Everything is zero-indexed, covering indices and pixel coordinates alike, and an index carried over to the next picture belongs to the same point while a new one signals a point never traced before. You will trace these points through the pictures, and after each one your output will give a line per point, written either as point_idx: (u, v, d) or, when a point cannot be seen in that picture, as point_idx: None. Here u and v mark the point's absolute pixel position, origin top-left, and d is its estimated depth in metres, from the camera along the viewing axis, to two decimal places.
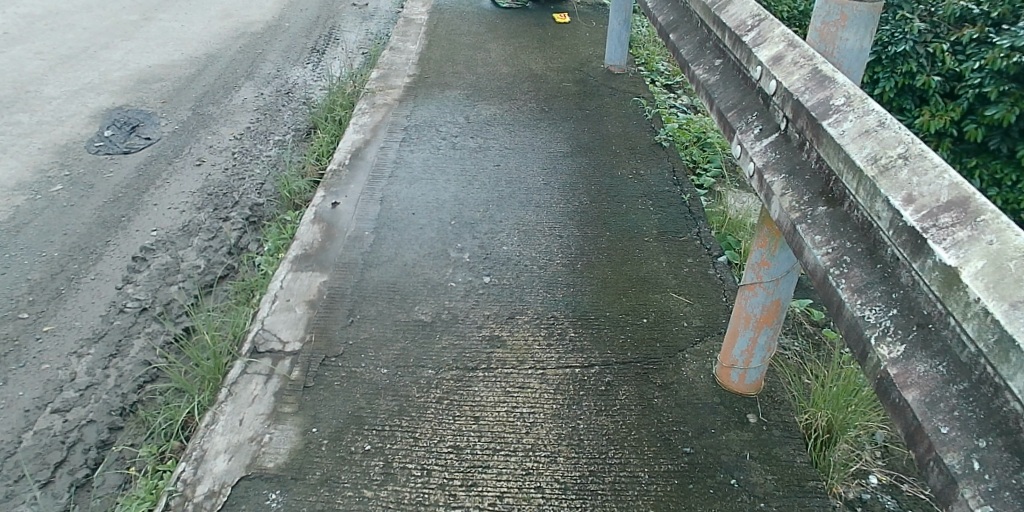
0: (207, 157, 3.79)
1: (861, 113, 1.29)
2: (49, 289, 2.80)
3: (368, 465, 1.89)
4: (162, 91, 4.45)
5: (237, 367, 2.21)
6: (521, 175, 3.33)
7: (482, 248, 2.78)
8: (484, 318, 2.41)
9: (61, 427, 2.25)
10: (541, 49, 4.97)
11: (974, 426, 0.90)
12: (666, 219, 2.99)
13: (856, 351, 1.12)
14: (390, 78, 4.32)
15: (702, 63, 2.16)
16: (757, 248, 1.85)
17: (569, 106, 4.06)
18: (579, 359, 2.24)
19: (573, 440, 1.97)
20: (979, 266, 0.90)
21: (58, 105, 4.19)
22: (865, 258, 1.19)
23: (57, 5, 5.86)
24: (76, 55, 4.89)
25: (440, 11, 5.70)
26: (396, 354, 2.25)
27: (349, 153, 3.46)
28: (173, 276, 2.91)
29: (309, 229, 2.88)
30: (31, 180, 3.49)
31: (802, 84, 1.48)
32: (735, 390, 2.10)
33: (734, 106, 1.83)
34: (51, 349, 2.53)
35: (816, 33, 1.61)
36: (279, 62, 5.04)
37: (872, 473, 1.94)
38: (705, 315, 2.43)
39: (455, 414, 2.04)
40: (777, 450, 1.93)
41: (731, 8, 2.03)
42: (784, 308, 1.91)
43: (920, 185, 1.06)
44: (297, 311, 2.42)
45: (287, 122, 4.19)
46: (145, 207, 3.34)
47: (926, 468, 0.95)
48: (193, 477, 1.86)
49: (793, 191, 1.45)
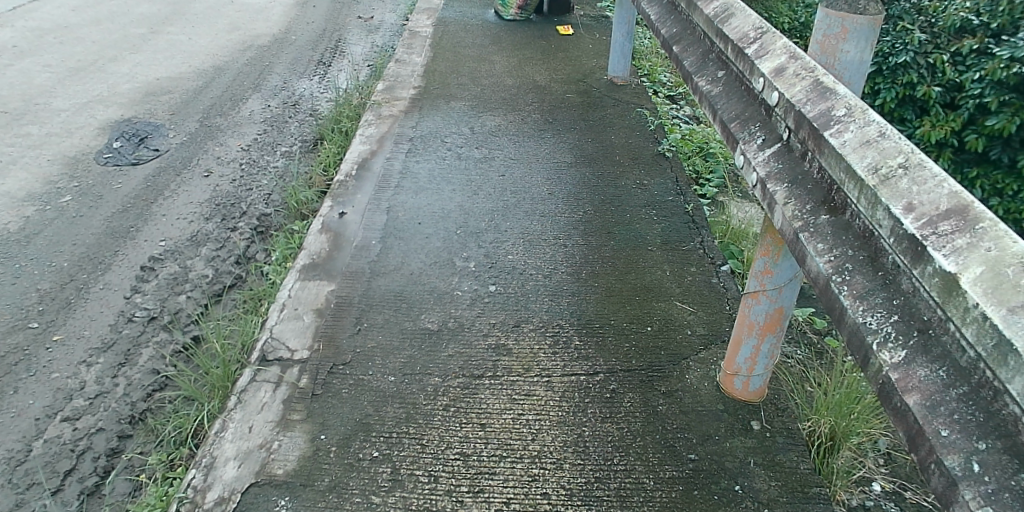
0: (215, 168, 3.83)
1: (862, 124, 1.31)
2: (59, 299, 2.84)
3: (375, 472, 1.91)
4: (170, 103, 4.51)
5: (246, 375, 2.23)
6: (526, 185, 3.36)
7: (488, 257, 2.81)
8: (490, 326, 2.43)
9: (71, 435, 2.27)
10: (544, 60, 5.02)
11: (974, 429, 0.92)
12: (670, 229, 3.02)
13: (857, 357, 1.15)
14: (395, 90, 4.37)
15: (705, 74, 2.19)
16: (759, 256, 1.88)
17: (573, 117, 4.10)
18: (584, 367, 2.26)
19: (579, 446, 1.98)
20: (978, 272, 0.92)
21: (67, 117, 4.25)
22: (866, 265, 1.21)
23: (66, 19, 5.95)
24: (85, 67, 4.96)
25: (444, 24, 5.77)
26: (403, 362, 2.27)
27: (356, 163, 3.49)
28: (181, 286, 2.94)
29: (316, 239, 2.91)
30: (41, 191, 3.53)
31: (804, 96, 1.51)
32: (740, 398, 2.12)
33: (736, 116, 1.86)
34: (61, 358, 2.56)
35: (817, 46, 1.64)
36: (285, 75, 5.10)
37: (875, 480, 1.95)
38: (709, 323, 2.45)
39: (462, 421, 2.06)
40: (781, 457, 1.95)
41: (733, 21, 2.06)
42: (787, 316, 1.93)
43: (920, 194, 1.09)
44: (305, 320, 2.45)
45: (293, 133, 4.24)
46: (153, 218, 3.38)
47: (927, 471, 0.96)
48: (203, 483, 1.88)
49: (796, 200, 1.47)
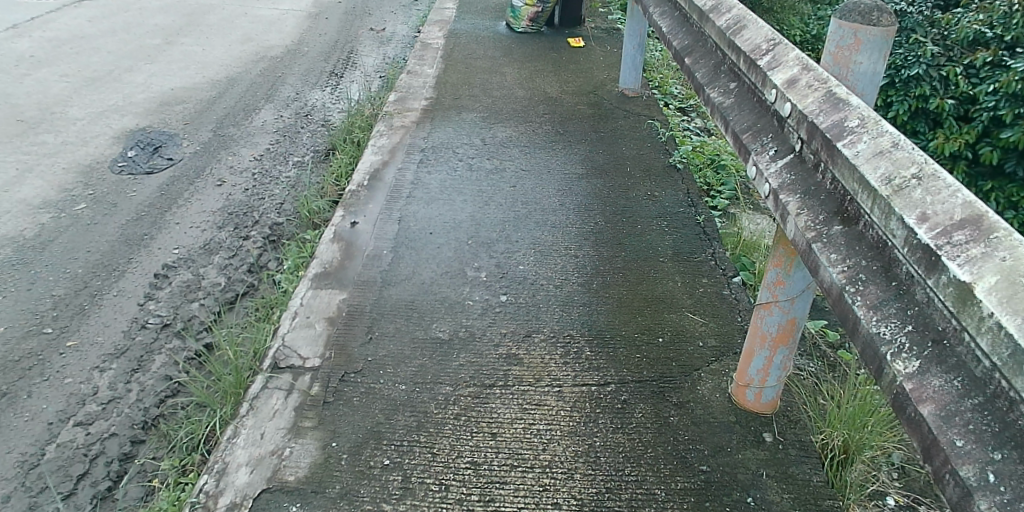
0: (228, 177, 3.87)
1: (875, 135, 1.31)
2: (73, 305, 2.87)
3: (386, 480, 1.91)
4: (184, 113, 4.57)
5: (258, 382, 2.24)
6: (536, 196, 3.37)
7: (499, 267, 2.82)
8: (501, 336, 2.44)
9: (83, 440, 2.29)
10: (555, 72, 5.05)
11: (990, 439, 0.92)
12: (681, 240, 3.02)
13: (872, 368, 1.15)
14: (407, 101, 4.41)
15: (717, 86, 2.21)
16: (772, 267, 1.88)
17: (584, 129, 4.12)
18: (595, 377, 2.26)
19: (590, 457, 1.98)
20: (994, 281, 0.92)
21: (82, 125, 4.31)
22: (880, 276, 1.21)
23: (82, 29, 6.03)
24: (101, 78, 5.03)
25: (456, 36, 5.82)
26: (414, 371, 2.28)
27: (368, 174, 3.51)
28: (194, 293, 2.97)
29: (328, 248, 2.93)
30: (56, 198, 3.58)
31: (817, 106, 1.52)
32: (752, 409, 2.11)
33: (749, 128, 1.87)
34: (74, 363, 2.58)
35: (830, 57, 1.64)
36: (298, 86, 5.15)
37: (889, 494, 1.93)
38: (720, 334, 2.44)
39: (473, 430, 2.07)
40: (794, 470, 1.94)
41: (745, 32, 2.07)
42: (800, 327, 1.93)
43: (934, 204, 1.09)
44: (317, 328, 2.47)
45: (305, 144, 4.28)
46: (167, 226, 3.41)
47: (942, 482, 0.96)
48: (215, 489, 1.89)
49: (809, 211, 1.48)
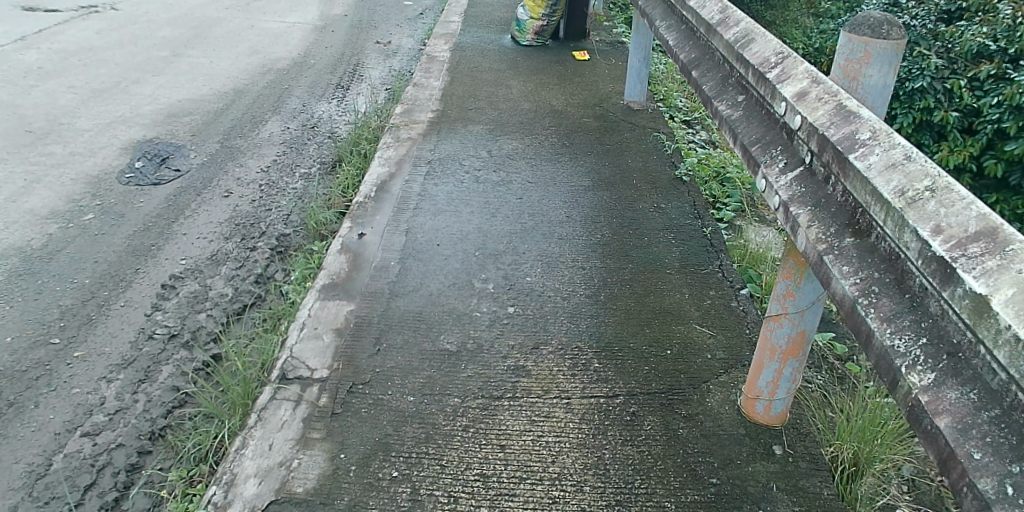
0: (235, 188, 3.89)
1: (887, 147, 1.32)
2: (81, 315, 2.88)
3: (394, 491, 1.91)
4: (191, 124, 4.60)
5: (266, 393, 2.24)
6: (543, 207, 3.39)
7: (506, 279, 2.82)
8: (509, 348, 2.44)
9: (91, 450, 2.29)
10: (561, 85, 5.08)
11: (1008, 452, 0.91)
12: (688, 252, 3.02)
13: (887, 380, 1.14)
14: (414, 113, 4.44)
15: (724, 99, 2.22)
16: (781, 279, 1.88)
17: (590, 141, 4.14)
18: (603, 389, 2.26)
19: (599, 469, 1.97)
20: (1010, 294, 0.91)
21: (90, 137, 4.34)
22: (893, 287, 1.21)
23: (90, 41, 6.09)
24: (109, 89, 5.07)
25: (462, 48, 5.85)
26: (422, 383, 2.28)
27: (375, 185, 3.53)
28: (201, 304, 2.97)
29: (337, 259, 2.94)
30: (64, 209, 3.59)
31: (827, 119, 1.52)
32: (761, 422, 2.11)
33: (757, 140, 1.88)
34: (82, 374, 2.59)
35: (839, 70, 1.65)
36: (304, 98, 5.18)
37: (900, 507, 1.91)
38: (728, 347, 2.44)
39: (482, 442, 2.06)
40: (804, 482, 1.93)
41: (753, 45, 2.08)
42: (810, 339, 1.92)
43: (949, 217, 1.09)
44: (325, 339, 2.47)
45: (312, 155, 4.30)
46: (175, 237, 3.43)
47: (958, 494, 0.96)
48: (223, 500, 1.88)
49: (820, 223, 1.48)
